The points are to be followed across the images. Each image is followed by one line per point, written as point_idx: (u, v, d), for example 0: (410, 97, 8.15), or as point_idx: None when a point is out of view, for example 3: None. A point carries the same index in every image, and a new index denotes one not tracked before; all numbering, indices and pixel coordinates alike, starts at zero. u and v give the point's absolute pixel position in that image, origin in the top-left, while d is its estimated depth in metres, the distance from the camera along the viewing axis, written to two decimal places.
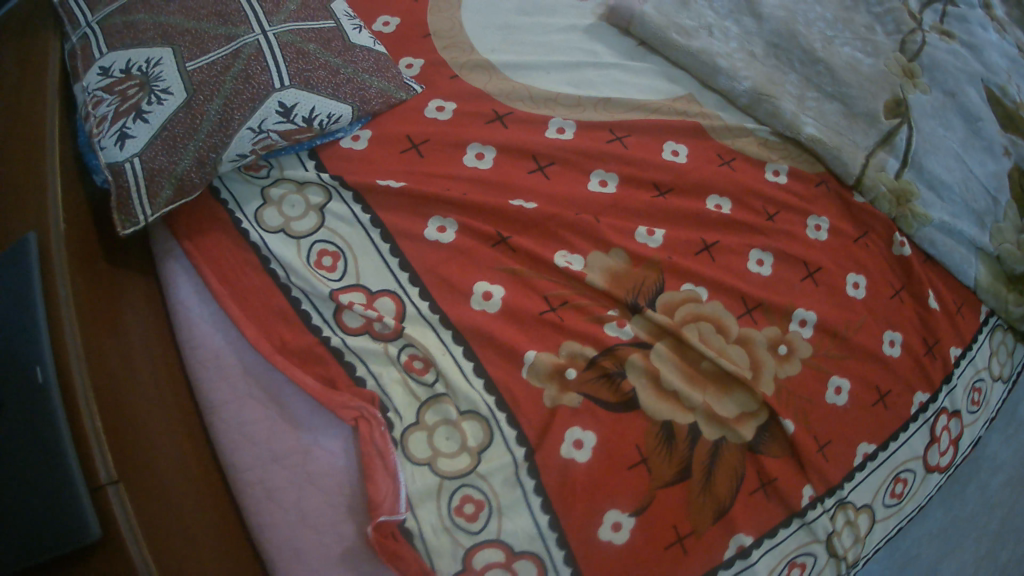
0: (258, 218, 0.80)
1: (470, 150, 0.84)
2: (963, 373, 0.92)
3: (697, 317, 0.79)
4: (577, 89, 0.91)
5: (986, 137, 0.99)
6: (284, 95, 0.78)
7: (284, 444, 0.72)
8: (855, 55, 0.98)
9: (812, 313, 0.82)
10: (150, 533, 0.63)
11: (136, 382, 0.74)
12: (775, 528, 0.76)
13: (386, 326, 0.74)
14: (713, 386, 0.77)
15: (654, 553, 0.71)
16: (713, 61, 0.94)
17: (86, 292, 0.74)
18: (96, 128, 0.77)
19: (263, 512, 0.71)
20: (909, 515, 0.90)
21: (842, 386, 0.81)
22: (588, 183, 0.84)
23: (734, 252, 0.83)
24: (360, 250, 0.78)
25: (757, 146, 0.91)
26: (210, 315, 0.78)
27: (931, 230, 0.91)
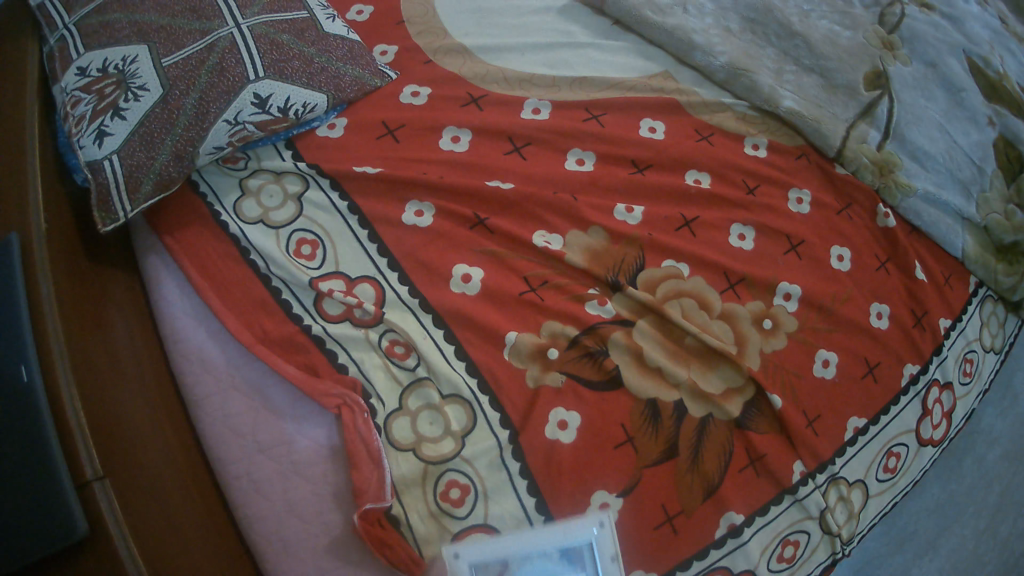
0: (236, 210, 0.79)
1: (446, 134, 0.84)
2: (954, 344, 0.91)
3: (679, 293, 0.78)
4: (551, 70, 0.91)
5: (969, 107, 0.98)
6: (258, 86, 0.78)
7: (268, 434, 0.72)
8: (833, 28, 0.97)
9: (796, 287, 0.81)
10: (138, 529, 0.63)
11: (120, 378, 0.74)
12: (766, 505, 0.75)
13: (366, 312, 0.74)
14: (698, 362, 0.76)
15: (643, 532, 0.70)
16: (688, 37, 0.93)
17: (68, 290, 0.74)
18: (74, 127, 0.77)
19: (249, 504, 0.70)
20: (903, 489, 0.89)
21: (830, 359, 0.81)
22: (565, 163, 0.84)
23: (715, 227, 0.82)
24: (338, 238, 0.78)
25: (735, 121, 0.90)
26: (192, 309, 0.77)
27: (916, 201, 0.90)
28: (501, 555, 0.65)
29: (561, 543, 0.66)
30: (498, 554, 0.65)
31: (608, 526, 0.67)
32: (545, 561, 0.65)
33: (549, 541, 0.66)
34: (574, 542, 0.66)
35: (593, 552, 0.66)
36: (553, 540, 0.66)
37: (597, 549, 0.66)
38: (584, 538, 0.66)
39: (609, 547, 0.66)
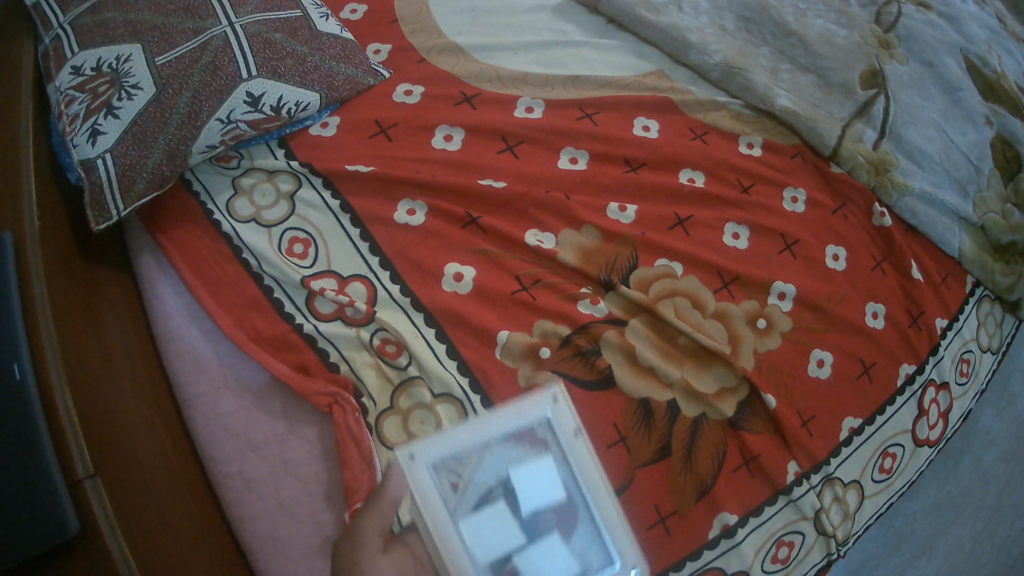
0: (229, 209, 0.79)
1: (439, 133, 0.84)
2: (950, 344, 0.90)
3: (672, 293, 0.78)
4: (545, 69, 0.91)
5: (966, 106, 0.97)
6: (251, 85, 0.78)
7: (260, 433, 0.72)
8: (829, 27, 0.97)
9: (790, 286, 0.81)
10: (129, 527, 0.63)
11: (112, 376, 0.74)
12: (760, 506, 0.75)
13: (358, 311, 0.74)
14: (691, 361, 0.76)
15: (636, 532, 0.70)
16: (682, 36, 0.93)
17: (61, 289, 0.74)
18: (67, 126, 0.77)
19: (241, 503, 0.70)
20: (899, 490, 0.89)
21: (825, 359, 0.80)
22: (559, 162, 0.84)
23: (709, 227, 0.82)
24: (331, 237, 0.77)
25: (730, 120, 0.90)
26: (185, 308, 0.78)
27: (912, 200, 0.90)
28: (460, 450, 0.60)
29: (516, 424, 0.62)
30: (453, 451, 0.60)
31: (560, 401, 0.64)
32: (503, 444, 0.61)
33: (505, 421, 0.62)
34: (529, 421, 0.62)
35: (552, 425, 0.63)
36: (509, 420, 0.62)
37: (555, 421, 0.63)
38: (538, 416, 0.63)
39: (567, 418, 0.63)
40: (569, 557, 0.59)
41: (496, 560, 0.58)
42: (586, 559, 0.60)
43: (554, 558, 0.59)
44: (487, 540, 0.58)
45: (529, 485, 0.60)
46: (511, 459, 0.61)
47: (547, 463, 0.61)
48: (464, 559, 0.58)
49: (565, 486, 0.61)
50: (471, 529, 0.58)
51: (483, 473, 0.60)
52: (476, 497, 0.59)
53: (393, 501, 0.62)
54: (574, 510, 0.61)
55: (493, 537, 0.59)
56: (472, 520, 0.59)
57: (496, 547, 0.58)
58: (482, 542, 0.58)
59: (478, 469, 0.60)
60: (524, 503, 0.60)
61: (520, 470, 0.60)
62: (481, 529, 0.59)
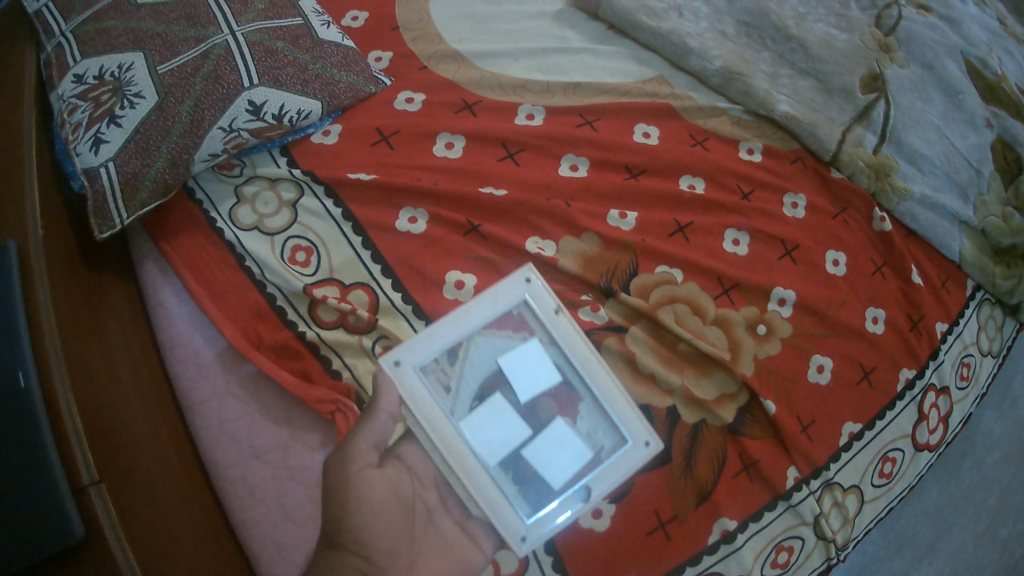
0: (231, 216, 0.80)
1: (440, 140, 0.84)
2: (950, 348, 0.91)
3: (673, 299, 0.78)
4: (545, 75, 0.91)
5: (967, 110, 0.97)
6: (253, 93, 0.78)
7: (264, 440, 0.73)
8: (829, 32, 0.97)
9: (791, 292, 0.81)
10: (133, 533, 0.63)
11: (116, 384, 0.75)
12: (760, 511, 0.75)
13: (360, 318, 0.74)
14: (691, 368, 0.77)
15: (635, 537, 0.71)
16: (683, 42, 0.93)
17: (65, 296, 0.74)
18: (70, 134, 0.78)
19: (244, 509, 0.71)
20: (899, 493, 0.89)
21: (825, 365, 0.81)
22: (560, 168, 0.84)
23: (710, 233, 0.82)
24: (333, 244, 0.78)
25: (730, 125, 0.90)
26: (189, 315, 0.79)
27: (912, 205, 0.90)
28: (445, 350, 0.66)
29: (496, 311, 0.68)
30: (438, 351, 0.66)
31: (535, 281, 0.69)
32: (486, 335, 0.67)
33: (485, 312, 0.67)
34: (508, 306, 0.68)
35: (531, 307, 0.68)
36: (489, 311, 0.68)
37: (533, 300, 0.68)
38: (515, 302, 0.68)
39: (544, 296, 0.68)
40: (573, 435, 0.65)
41: (504, 449, 0.64)
42: (589, 434, 0.67)
43: (557, 436, 0.64)
44: (493, 433, 0.64)
45: (519, 372, 0.66)
46: (497, 348, 0.67)
47: (533, 346, 0.67)
48: (474, 452, 0.63)
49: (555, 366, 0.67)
50: (475, 424, 0.64)
51: (473, 368, 0.66)
52: (472, 395, 0.66)
53: (385, 415, 0.66)
54: (567, 389, 0.67)
55: (496, 429, 0.64)
56: (474, 416, 0.64)
57: (503, 438, 0.64)
58: (490, 435, 0.64)
59: (467, 365, 0.66)
60: (519, 389, 0.65)
61: (509, 356, 0.66)
62: (482, 422, 0.64)
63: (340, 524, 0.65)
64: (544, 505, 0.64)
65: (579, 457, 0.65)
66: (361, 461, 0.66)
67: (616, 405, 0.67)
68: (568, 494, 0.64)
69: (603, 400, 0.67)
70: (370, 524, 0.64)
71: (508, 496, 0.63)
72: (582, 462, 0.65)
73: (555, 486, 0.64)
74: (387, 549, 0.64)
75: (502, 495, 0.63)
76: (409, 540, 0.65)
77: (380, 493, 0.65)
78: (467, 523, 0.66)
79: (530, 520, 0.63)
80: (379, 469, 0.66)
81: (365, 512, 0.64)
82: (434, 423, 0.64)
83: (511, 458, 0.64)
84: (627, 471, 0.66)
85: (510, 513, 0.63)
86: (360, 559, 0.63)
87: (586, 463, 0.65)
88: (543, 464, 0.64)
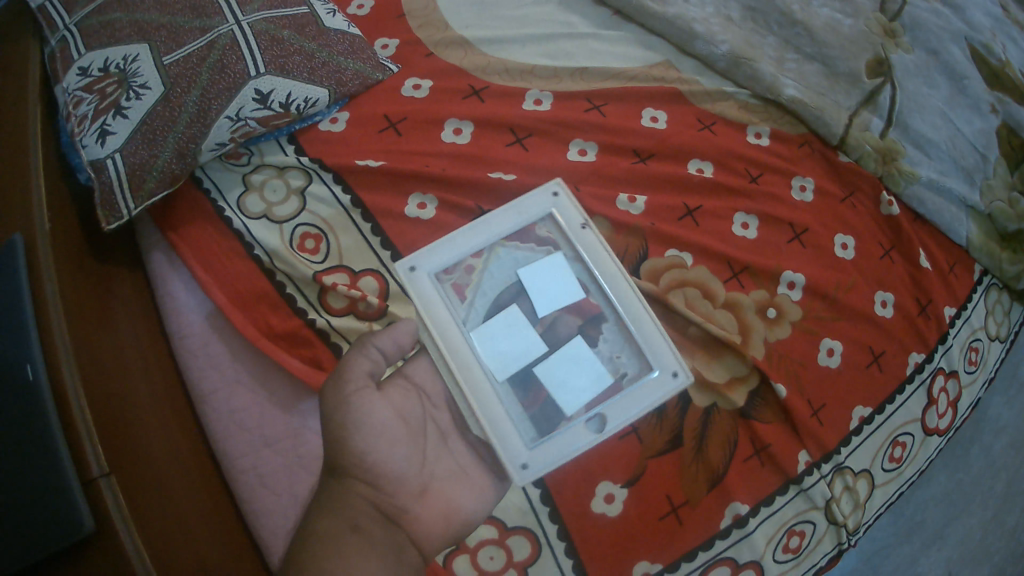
0: (239, 205, 0.79)
1: (447, 127, 0.84)
2: (959, 332, 0.91)
3: (683, 283, 0.78)
4: (552, 61, 0.91)
5: (973, 94, 0.97)
6: (260, 82, 0.78)
7: (274, 428, 0.73)
8: (836, 16, 0.96)
9: (800, 276, 0.81)
10: (144, 524, 0.63)
11: (127, 374, 0.74)
12: (771, 495, 0.75)
13: (371, 305, 0.74)
14: (701, 351, 0.77)
15: (648, 522, 0.71)
16: (688, 27, 0.93)
17: (74, 287, 0.74)
18: (76, 126, 0.77)
19: (255, 498, 0.70)
20: (910, 478, 0.89)
21: (834, 348, 0.80)
22: (568, 153, 0.84)
23: (718, 217, 0.82)
24: (342, 232, 0.78)
25: (737, 109, 0.90)
26: (198, 305, 0.78)
27: (920, 189, 0.90)
28: (461, 258, 0.61)
29: (519, 220, 0.62)
30: (453, 258, 0.61)
31: (562, 194, 0.63)
32: (508, 246, 0.62)
33: (508, 222, 0.62)
34: (532, 216, 0.63)
35: (557, 220, 0.63)
36: (512, 221, 0.63)
37: (559, 214, 0.63)
38: (541, 212, 0.63)
39: (571, 210, 0.62)
40: (593, 357, 0.58)
41: (515, 365, 0.57)
42: (612, 357, 0.60)
43: (576, 356, 0.58)
44: (505, 347, 0.58)
45: (538, 285, 0.60)
46: (519, 260, 0.62)
47: (558, 260, 0.61)
48: (483, 365, 0.57)
49: (580, 283, 0.61)
50: (487, 334, 0.58)
51: (491, 279, 0.61)
52: (487, 306, 0.60)
53: (379, 348, 0.62)
54: (591, 309, 0.60)
55: (509, 340, 0.58)
56: (487, 328, 0.58)
57: (516, 352, 0.57)
58: (501, 347, 0.58)
59: (485, 274, 0.61)
60: (538, 301, 0.59)
61: (529, 268, 0.61)
62: (494, 334, 0.58)
63: (342, 454, 0.59)
64: (555, 431, 0.56)
65: (598, 381, 0.58)
66: (360, 387, 0.61)
67: (642, 327, 0.60)
68: (582, 420, 0.57)
69: (631, 322, 0.60)
70: (378, 450, 0.59)
71: (516, 419, 0.56)
72: (602, 387, 0.58)
73: (568, 410, 0.57)
74: (398, 475, 0.60)
75: (507, 413, 0.56)
76: (419, 465, 0.62)
77: (385, 418, 0.60)
78: (476, 445, 0.66)
79: (536, 448, 0.56)
80: (381, 394, 0.62)
81: (371, 442, 0.59)
82: (443, 330, 0.58)
83: (523, 376, 0.57)
84: (651, 402, 0.57)
85: (513, 435, 0.56)
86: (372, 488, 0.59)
87: (606, 389, 0.58)
88: (557, 386, 0.57)
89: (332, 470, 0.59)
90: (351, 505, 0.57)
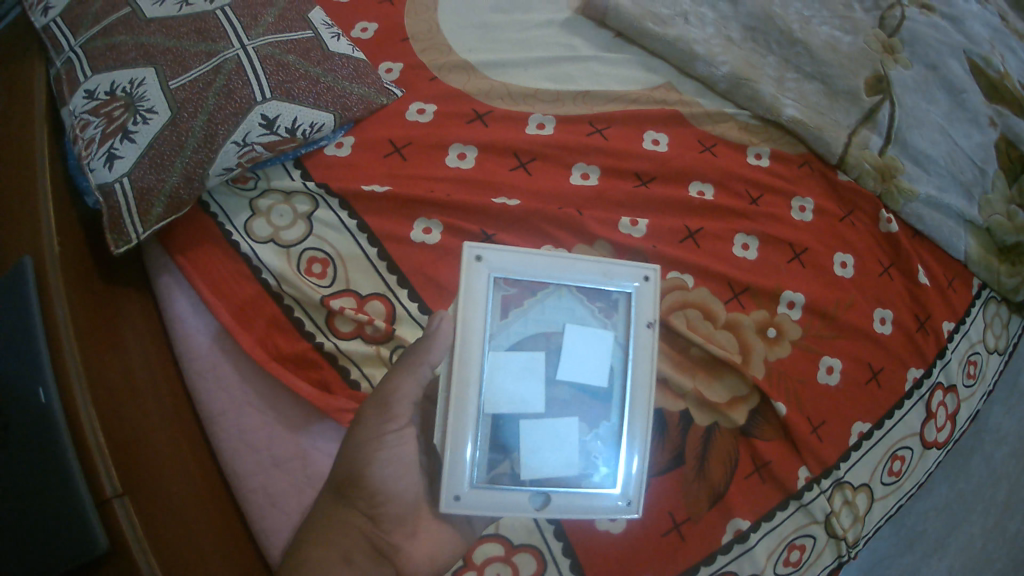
0: (247, 229, 0.81)
1: (452, 151, 0.85)
2: (957, 346, 0.92)
3: (684, 304, 0.80)
4: (555, 84, 0.92)
5: (970, 109, 0.98)
6: (266, 107, 0.79)
7: (283, 449, 0.74)
8: (834, 35, 0.98)
9: (800, 295, 0.82)
10: (157, 543, 0.64)
11: (138, 397, 0.76)
12: (771, 511, 0.76)
13: (377, 329, 0.76)
14: (703, 373, 0.78)
15: (651, 540, 0.72)
16: (689, 48, 0.94)
17: (84, 312, 0.75)
18: (83, 150, 0.77)
19: (265, 519, 0.72)
20: (909, 491, 0.90)
21: (834, 366, 0.82)
22: (570, 177, 0.85)
23: (719, 239, 0.84)
24: (349, 256, 0.79)
25: (737, 130, 0.91)
26: (208, 328, 0.80)
27: (918, 206, 0.91)
28: (526, 279, 0.59)
29: (597, 280, 0.60)
30: (523, 272, 0.58)
31: (650, 283, 0.60)
32: (573, 293, 0.60)
33: (587, 275, 0.59)
34: (610, 287, 0.60)
35: (630, 305, 0.60)
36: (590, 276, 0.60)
37: (636, 302, 0.60)
38: (623, 286, 0.60)
39: (647, 306, 0.60)
40: (574, 445, 0.58)
41: (507, 407, 0.57)
42: (589, 453, 0.59)
43: (558, 434, 0.57)
44: (505, 386, 0.57)
45: (576, 349, 0.58)
46: (573, 314, 0.60)
47: (607, 337, 0.59)
48: (481, 401, 0.56)
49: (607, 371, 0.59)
50: (500, 366, 0.57)
51: (541, 315, 0.59)
52: (519, 336, 0.58)
53: (429, 367, 0.59)
54: (599, 403, 0.59)
55: (516, 384, 0.57)
56: (506, 358, 0.58)
57: (514, 394, 0.57)
58: (506, 385, 0.57)
59: (538, 308, 0.59)
60: (563, 364, 0.58)
61: (578, 329, 0.59)
62: (510, 370, 0.57)
63: (352, 477, 0.61)
64: (501, 483, 0.56)
65: (563, 467, 0.57)
66: (399, 420, 0.62)
67: (635, 445, 0.59)
68: (530, 489, 0.56)
69: (627, 438, 0.59)
70: (390, 483, 0.61)
71: (472, 462, 0.56)
72: (564, 474, 0.57)
73: (525, 474, 0.57)
74: (399, 514, 0.62)
75: (472, 450, 0.56)
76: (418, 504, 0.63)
77: (407, 454, 0.63)
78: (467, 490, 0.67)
79: (474, 491, 0.56)
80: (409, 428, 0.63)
81: (386, 480, 0.61)
82: (470, 341, 0.56)
83: (506, 418, 0.57)
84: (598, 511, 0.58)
85: (466, 473, 0.56)
86: (367, 521, 0.61)
87: (569, 478, 0.57)
88: (529, 450, 0.57)
89: (338, 488, 0.62)
90: (343, 530, 0.60)
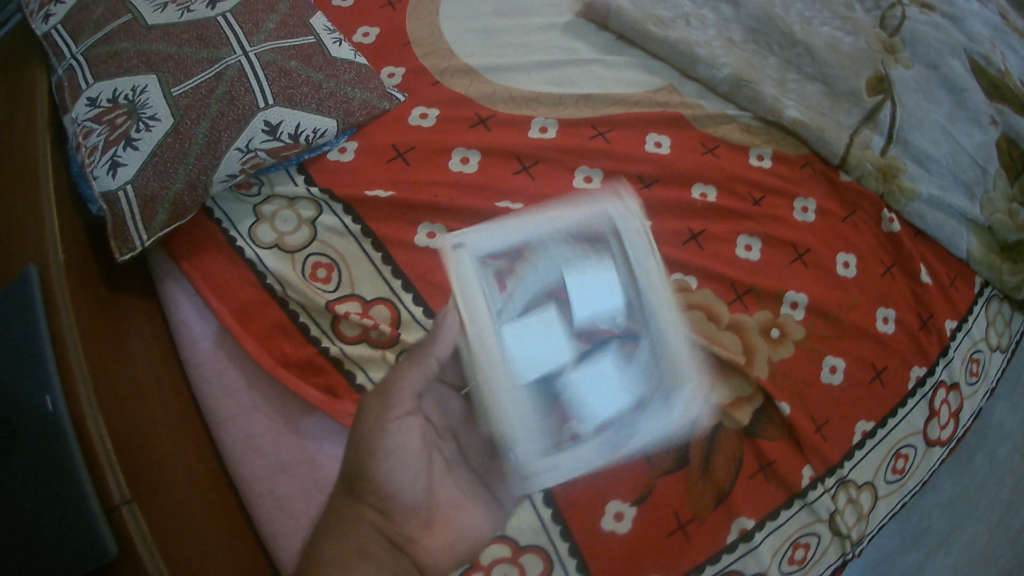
0: (251, 235, 0.81)
1: (455, 155, 0.86)
2: (959, 345, 0.92)
3: (688, 306, 0.80)
4: (557, 87, 0.92)
5: (971, 108, 0.98)
6: (269, 113, 0.79)
7: (290, 453, 0.74)
8: (834, 35, 0.98)
9: (803, 295, 0.82)
10: (165, 548, 0.64)
11: (143, 404, 0.76)
12: (776, 510, 0.77)
13: (382, 334, 0.76)
14: (709, 374, 0.78)
15: (657, 539, 0.73)
16: (691, 50, 0.94)
17: (89, 319, 0.75)
18: (87, 158, 0.78)
19: (272, 523, 0.72)
20: (913, 490, 0.90)
21: (837, 366, 0.82)
22: (574, 179, 0.85)
23: (722, 241, 0.84)
24: (353, 261, 0.79)
25: (739, 132, 0.91)
26: (213, 334, 0.80)
27: (920, 205, 0.91)
28: (511, 245, 0.58)
29: (575, 223, 0.60)
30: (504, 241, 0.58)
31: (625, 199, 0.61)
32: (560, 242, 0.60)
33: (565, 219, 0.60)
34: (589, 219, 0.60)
35: (618, 229, 0.60)
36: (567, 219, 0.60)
37: (621, 224, 0.60)
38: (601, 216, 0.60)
39: (632, 217, 0.60)
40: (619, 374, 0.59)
41: (542, 371, 0.56)
42: (636, 380, 0.60)
43: (600, 375, 0.59)
44: (531, 351, 0.56)
45: (581, 286, 0.58)
46: (568, 257, 0.59)
47: (608, 274, 0.59)
48: (511, 371, 0.55)
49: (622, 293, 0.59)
50: (518, 333, 0.56)
51: (537, 275, 0.59)
52: (525, 300, 0.58)
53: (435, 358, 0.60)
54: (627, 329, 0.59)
55: (540, 344, 0.57)
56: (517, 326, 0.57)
57: (541, 356, 0.57)
58: (530, 350, 0.56)
59: (532, 269, 0.59)
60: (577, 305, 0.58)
61: (578, 268, 0.59)
62: (527, 335, 0.57)
63: (360, 472, 0.60)
64: (568, 445, 0.56)
65: (615, 402, 0.59)
66: (401, 407, 0.61)
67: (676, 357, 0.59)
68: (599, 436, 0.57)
69: (671, 360, 0.59)
70: (400, 475, 0.60)
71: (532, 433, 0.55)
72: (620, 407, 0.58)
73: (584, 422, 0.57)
74: (410, 506, 0.61)
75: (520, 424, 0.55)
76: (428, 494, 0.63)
77: (414, 443, 0.62)
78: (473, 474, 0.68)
79: (544, 461, 0.55)
80: (413, 416, 0.63)
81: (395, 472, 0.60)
82: (479, 318, 0.55)
83: (543, 381, 0.56)
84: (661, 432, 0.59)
85: (524, 444, 0.55)
86: (380, 516, 0.60)
87: (626, 409, 0.58)
88: (580, 400, 0.58)
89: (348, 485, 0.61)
90: (358, 529, 0.59)
